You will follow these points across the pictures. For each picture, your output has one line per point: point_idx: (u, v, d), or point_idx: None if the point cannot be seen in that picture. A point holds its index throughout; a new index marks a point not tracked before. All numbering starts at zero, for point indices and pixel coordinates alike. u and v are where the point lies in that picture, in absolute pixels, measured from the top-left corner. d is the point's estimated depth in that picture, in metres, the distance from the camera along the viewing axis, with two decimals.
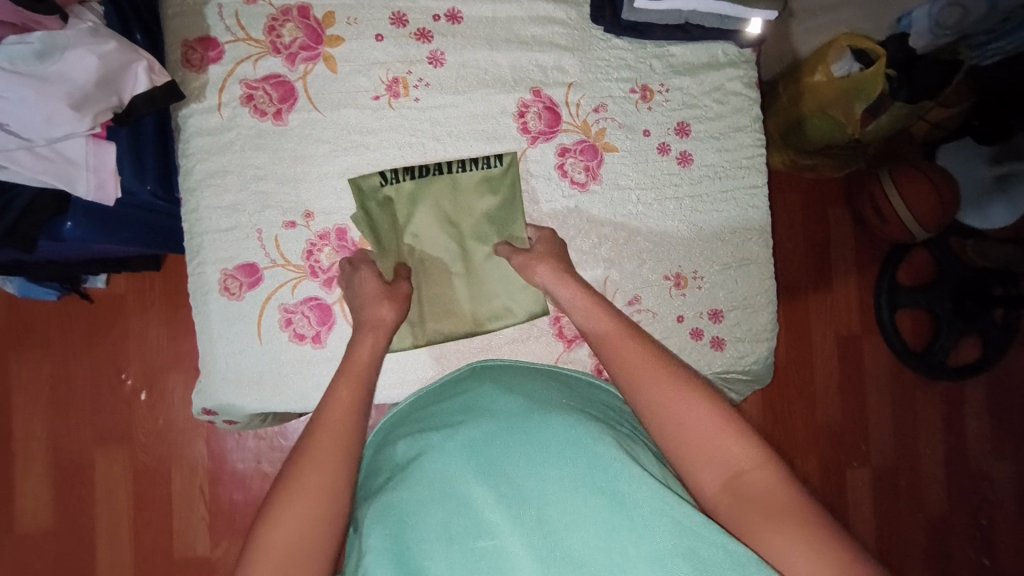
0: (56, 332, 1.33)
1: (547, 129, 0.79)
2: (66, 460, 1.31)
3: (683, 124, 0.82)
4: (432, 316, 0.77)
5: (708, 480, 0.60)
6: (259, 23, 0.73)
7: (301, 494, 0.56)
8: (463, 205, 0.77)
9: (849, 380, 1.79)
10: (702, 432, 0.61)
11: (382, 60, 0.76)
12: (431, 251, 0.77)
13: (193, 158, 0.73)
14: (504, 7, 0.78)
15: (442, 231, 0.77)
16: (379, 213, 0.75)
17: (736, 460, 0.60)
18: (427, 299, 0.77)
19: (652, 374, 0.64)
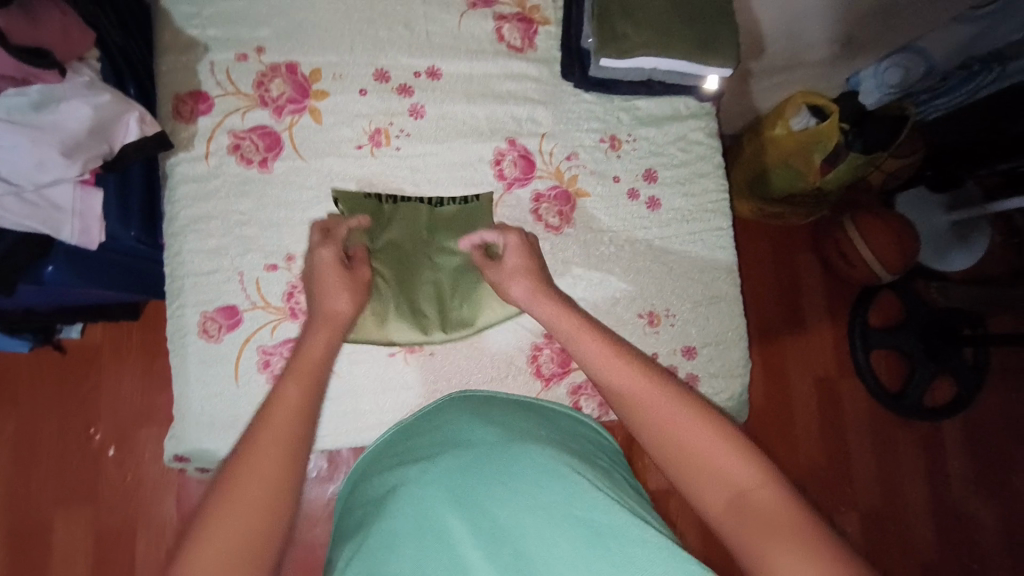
0: (26, 385, 1.30)
1: (522, 176, 0.83)
2: (24, 522, 1.25)
3: (650, 171, 0.87)
4: (408, 326, 0.80)
5: (713, 499, 0.58)
6: (249, 79, 0.78)
7: (246, 491, 0.53)
8: (442, 225, 0.81)
9: (829, 422, 1.80)
10: (699, 445, 0.60)
11: (366, 113, 0.80)
12: (399, 253, 0.80)
13: (179, 204, 0.76)
14: (481, 65, 0.84)
15: (410, 233, 0.81)
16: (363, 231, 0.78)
17: (739, 478, 0.58)
18: (396, 301, 0.79)
19: (634, 386, 0.65)
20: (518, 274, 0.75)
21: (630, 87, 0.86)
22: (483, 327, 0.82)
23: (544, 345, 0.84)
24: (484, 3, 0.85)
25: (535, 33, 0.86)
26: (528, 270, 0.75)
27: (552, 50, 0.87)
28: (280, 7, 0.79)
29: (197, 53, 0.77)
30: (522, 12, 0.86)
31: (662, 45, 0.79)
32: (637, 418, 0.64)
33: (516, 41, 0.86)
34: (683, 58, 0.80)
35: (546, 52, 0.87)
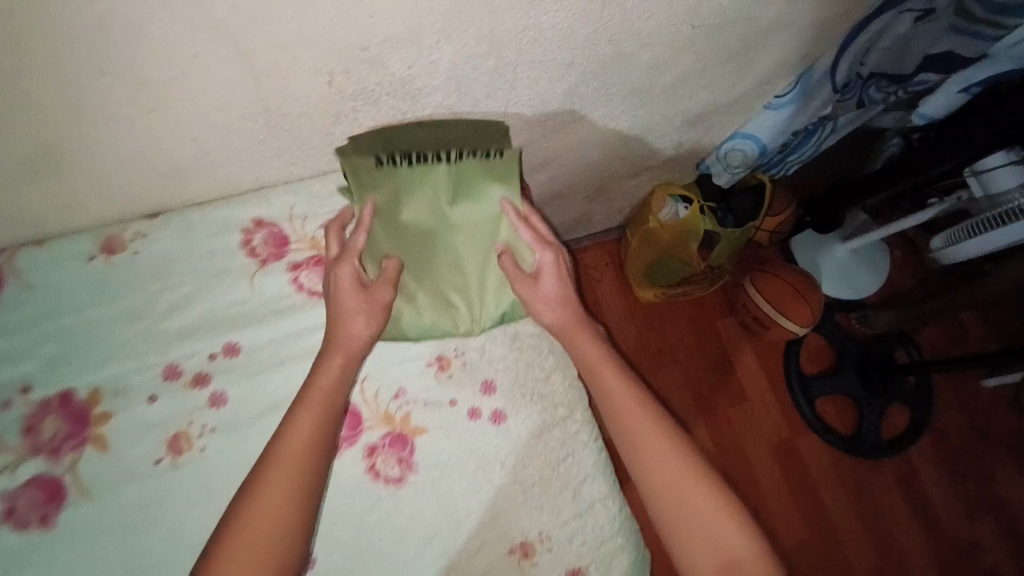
0: None
1: (348, 433, 0.76)
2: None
3: (488, 381, 0.81)
4: (427, 282, 0.78)
5: (678, 525, 0.70)
6: (14, 427, 0.71)
7: (268, 505, 0.62)
8: (452, 190, 0.75)
9: (795, 484, 1.73)
10: (698, 503, 0.69)
11: (159, 421, 0.73)
12: (420, 221, 0.76)
13: None
14: (282, 325, 0.80)
15: (430, 204, 0.75)
16: (379, 197, 0.74)
17: (732, 547, 0.67)
18: (414, 273, 0.77)
19: (646, 436, 0.72)
20: (554, 302, 0.77)
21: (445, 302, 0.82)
22: None
23: None
24: (275, 258, 0.83)
25: None
26: (568, 303, 0.78)
27: None
28: (47, 331, 0.75)
29: None
30: (318, 253, 0.84)
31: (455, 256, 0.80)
32: (654, 480, 0.71)
33: (317, 285, 0.82)
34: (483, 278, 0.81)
35: None
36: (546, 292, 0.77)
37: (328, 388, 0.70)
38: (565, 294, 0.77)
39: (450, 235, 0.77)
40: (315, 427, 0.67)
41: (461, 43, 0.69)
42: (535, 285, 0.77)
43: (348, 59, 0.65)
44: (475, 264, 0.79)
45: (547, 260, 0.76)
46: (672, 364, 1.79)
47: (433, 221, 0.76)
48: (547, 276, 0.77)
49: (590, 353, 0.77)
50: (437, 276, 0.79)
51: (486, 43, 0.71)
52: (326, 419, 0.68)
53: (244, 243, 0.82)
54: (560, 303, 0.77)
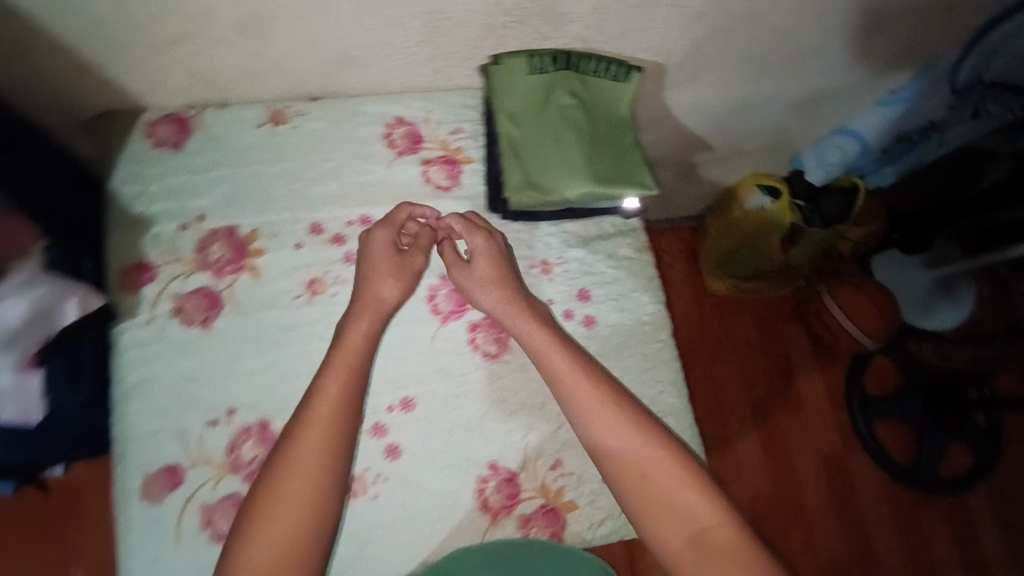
0: (7, 531, 1.27)
1: (456, 308, 0.86)
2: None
3: (585, 290, 0.90)
4: (549, 168, 0.84)
5: (672, 533, 0.68)
6: (191, 245, 0.83)
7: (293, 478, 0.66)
8: (580, 94, 0.86)
9: (838, 503, 1.69)
10: (667, 483, 0.69)
11: (302, 265, 0.85)
12: (551, 113, 0.85)
13: (127, 368, 0.79)
14: (410, 208, 0.90)
15: (560, 103, 0.85)
16: (517, 91, 0.84)
17: (701, 515, 0.68)
18: (537, 158, 0.84)
19: (597, 412, 0.72)
20: (488, 280, 0.81)
21: (552, 215, 0.90)
22: (428, 465, 0.79)
23: (490, 476, 0.80)
24: (410, 152, 0.93)
25: (459, 171, 0.93)
26: (496, 280, 0.81)
27: (477, 186, 0.93)
28: (219, 177, 0.87)
29: (143, 228, 0.83)
30: (446, 154, 0.94)
31: (569, 179, 0.84)
32: (617, 453, 0.71)
33: (443, 181, 0.92)
34: (590, 199, 0.86)
35: (471, 188, 0.93)
36: (489, 286, 0.81)
37: (356, 359, 0.74)
38: (500, 279, 0.81)
39: (573, 129, 0.85)
40: (337, 407, 0.70)
41: None
42: (467, 269, 0.82)
43: None
44: (590, 156, 0.85)
45: (475, 245, 0.82)
46: (731, 359, 1.79)
47: (558, 116, 0.85)
48: (481, 262, 0.82)
49: (528, 321, 0.79)
50: (559, 164, 0.84)
51: None
52: (348, 396, 0.71)
53: (385, 135, 0.93)
54: (491, 279, 0.81)
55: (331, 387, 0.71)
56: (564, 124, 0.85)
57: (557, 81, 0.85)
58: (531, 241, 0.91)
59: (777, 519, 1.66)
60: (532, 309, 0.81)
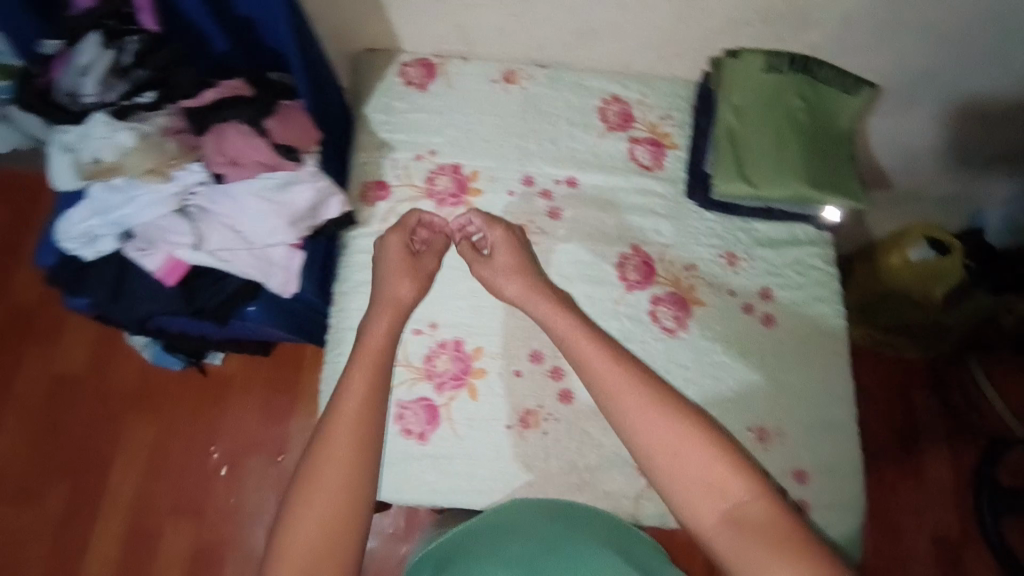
0: (169, 399, 1.46)
1: (642, 280, 0.91)
2: (138, 528, 1.37)
3: (766, 289, 0.92)
4: (764, 161, 0.85)
5: (707, 511, 0.62)
6: (421, 174, 0.94)
7: (331, 457, 0.64)
8: (808, 99, 0.87)
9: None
10: (695, 461, 0.64)
11: (512, 211, 0.93)
12: (776, 111, 0.87)
13: (351, 268, 0.90)
14: (613, 180, 0.96)
15: (787, 102, 0.87)
16: (748, 84, 0.87)
17: (735, 493, 0.62)
18: (753, 150, 0.86)
19: (632, 391, 0.68)
20: (509, 269, 0.83)
21: (749, 211, 0.93)
22: (595, 413, 0.86)
23: None
24: (620, 128, 0.98)
25: (664, 154, 0.97)
26: (518, 268, 0.83)
27: (678, 171, 0.97)
28: (450, 119, 0.96)
29: (384, 152, 0.94)
30: (654, 137, 0.98)
31: (781, 176, 0.85)
32: (649, 443, 0.65)
33: (647, 161, 0.97)
34: (796, 201, 0.87)
35: (673, 172, 0.97)
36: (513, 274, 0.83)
37: (376, 355, 0.73)
38: (518, 263, 0.83)
39: (795, 129, 0.86)
40: (362, 413, 0.67)
41: None
42: (492, 267, 0.84)
43: None
44: (807, 158, 0.86)
45: (494, 237, 0.85)
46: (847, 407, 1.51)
47: (783, 115, 0.86)
48: (501, 253, 0.85)
49: (549, 308, 0.78)
50: (774, 159, 0.85)
51: None
52: (374, 390, 0.70)
53: (600, 108, 0.98)
54: (512, 269, 0.83)
55: (357, 378, 0.70)
56: (787, 123, 0.86)
57: (789, 83, 0.87)
58: (721, 233, 0.94)
59: None
60: (553, 296, 0.80)
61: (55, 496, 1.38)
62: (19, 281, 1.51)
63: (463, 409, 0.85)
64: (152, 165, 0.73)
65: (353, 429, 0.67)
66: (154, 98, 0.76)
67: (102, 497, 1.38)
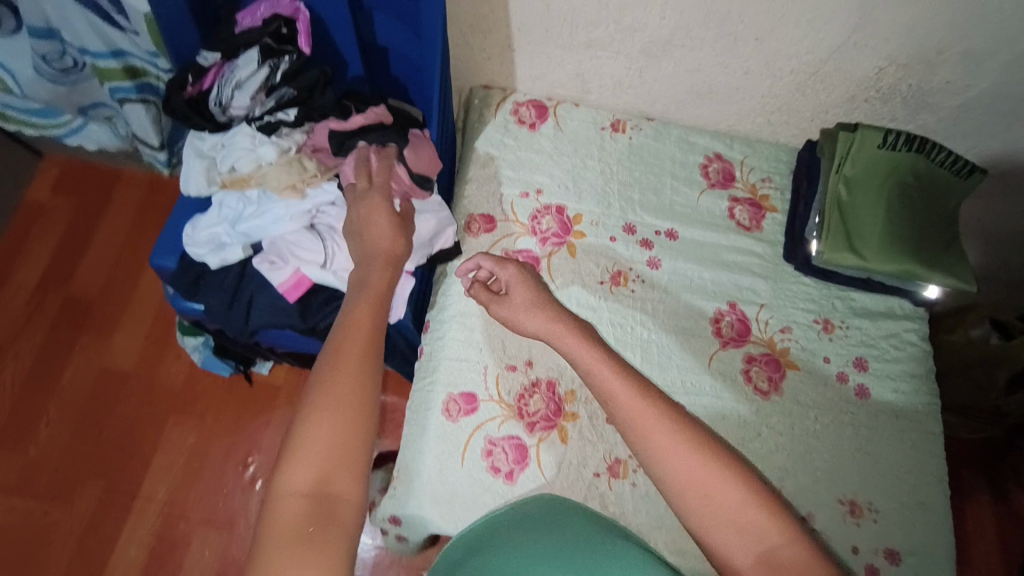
0: (212, 403, 1.44)
1: (737, 337, 0.91)
2: (165, 536, 1.32)
3: (861, 360, 0.90)
4: (869, 236, 0.89)
5: (739, 551, 0.54)
6: (527, 212, 0.96)
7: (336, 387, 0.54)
8: (917, 181, 0.90)
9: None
10: (726, 498, 0.56)
11: (612, 256, 0.94)
12: (884, 189, 0.90)
13: (450, 298, 0.90)
14: (712, 236, 0.97)
15: (897, 182, 0.90)
16: (861, 159, 0.90)
17: (768, 536, 0.54)
18: (858, 225, 0.89)
19: (644, 414, 0.61)
20: (529, 305, 0.77)
21: (848, 280, 0.94)
22: None
23: None
24: (721, 186, 1.01)
25: (763, 215, 0.99)
26: (539, 302, 0.76)
27: (776, 233, 0.98)
28: (559, 161, 1.00)
29: (494, 187, 0.97)
30: (753, 198, 1.00)
31: (887, 252, 0.88)
32: (677, 474, 0.58)
33: (746, 221, 0.99)
34: (899, 278, 0.89)
35: (771, 234, 0.98)
36: (530, 309, 0.76)
37: (381, 292, 0.64)
38: (536, 295, 0.77)
39: (902, 208, 0.90)
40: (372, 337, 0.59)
41: (991, 83, 0.88)
42: (505, 300, 0.79)
43: (921, 54, 0.86)
44: (912, 237, 0.89)
45: (508, 276, 0.80)
46: None
47: (891, 194, 0.90)
48: (518, 291, 0.79)
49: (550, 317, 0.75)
50: (879, 235, 0.89)
51: (1012, 86, 0.88)
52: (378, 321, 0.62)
53: (703, 165, 1.02)
54: (532, 304, 0.77)
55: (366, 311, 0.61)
56: (894, 202, 0.90)
57: (902, 163, 0.90)
58: (815, 298, 0.94)
59: None
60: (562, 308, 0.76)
61: (85, 496, 1.34)
62: (77, 270, 1.51)
63: (552, 451, 0.83)
64: (292, 182, 0.75)
65: (367, 343, 0.59)
66: (297, 114, 0.79)
67: (133, 499, 1.35)
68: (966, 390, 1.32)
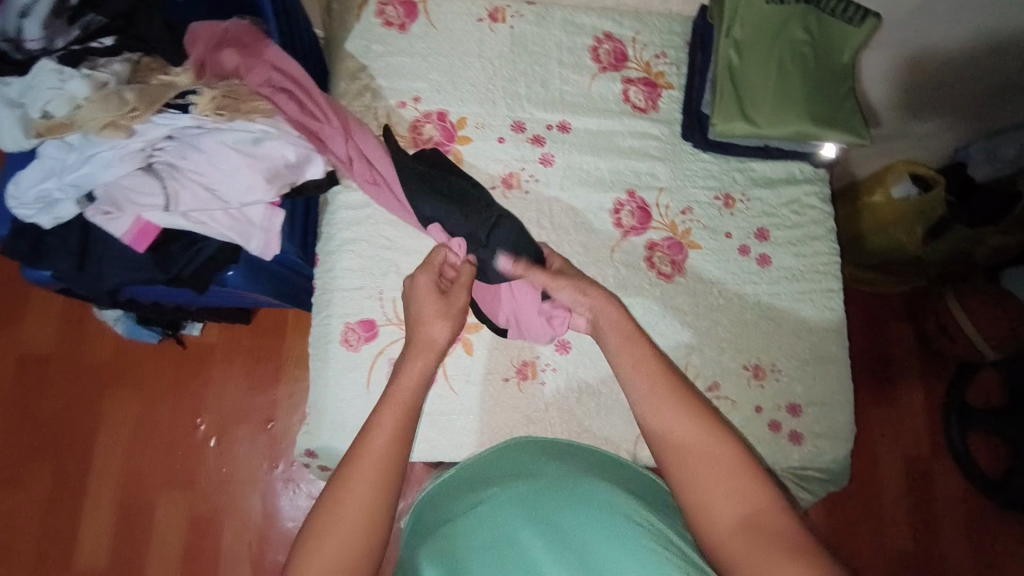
0: (148, 372, 1.39)
1: (638, 225, 0.88)
2: (126, 504, 1.32)
3: (762, 230, 0.90)
4: (760, 101, 0.85)
5: (722, 518, 0.56)
6: (406, 123, 0.88)
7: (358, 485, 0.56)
8: (808, 34, 0.86)
9: (926, 543, 1.38)
10: (719, 468, 0.58)
11: (502, 158, 0.89)
12: (775, 46, 0.85)
13: (334, 227, 0.85)
14: (607, 123, 0.92)
15: (788, 37, 0.85)
16: (749, 15, 0.84)
17: (754, 500, 0.57)
18: (749, 89, 0.85)
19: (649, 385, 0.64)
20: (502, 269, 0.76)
21: (746, 151, 0.91)
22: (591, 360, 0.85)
23: None
24: (613, 69, 0.94)
25: (658, 94, 0.94)
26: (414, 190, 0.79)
27: (673, 112, 0.94)
28: (435, 63, 0.91)
29: (366, 100, 0.89)
30: (648, 76, 0.94)
31: (778, 114, 0.84)
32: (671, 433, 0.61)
33: (641, 102, 0.93)
34: (795, 140, 0.86)
35: (667, 113, 0.94)
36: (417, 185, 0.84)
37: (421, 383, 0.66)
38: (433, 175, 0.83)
39: (794, 66, 0.85)
40: (390, 456, 0.58)
41: None
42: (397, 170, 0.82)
43: None
44: (804, 94, 0.85)
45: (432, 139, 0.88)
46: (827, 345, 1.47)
47: (782, 51, 0.85)
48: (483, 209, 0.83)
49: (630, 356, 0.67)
50: (770, 98, 0.85)
51: None
52: (404, 437, 0.60)
53: (592, 48, 0.95)
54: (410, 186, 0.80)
55: (387, 420, 0.61)
56: (786, 60, 0.85)
57: (791, 15, 0.85)
58: (715, 173, 0.92)
59: (844, 526, 1.37)
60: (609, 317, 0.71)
61: (37, 478, 1.32)
62: None
63: (458, 365, 0.83)
64: (111, 118, 0.67)
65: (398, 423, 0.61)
66: (115, 43, 0.72)
67: (88, 475, 1.33)
68: (885, 246, 1.35)
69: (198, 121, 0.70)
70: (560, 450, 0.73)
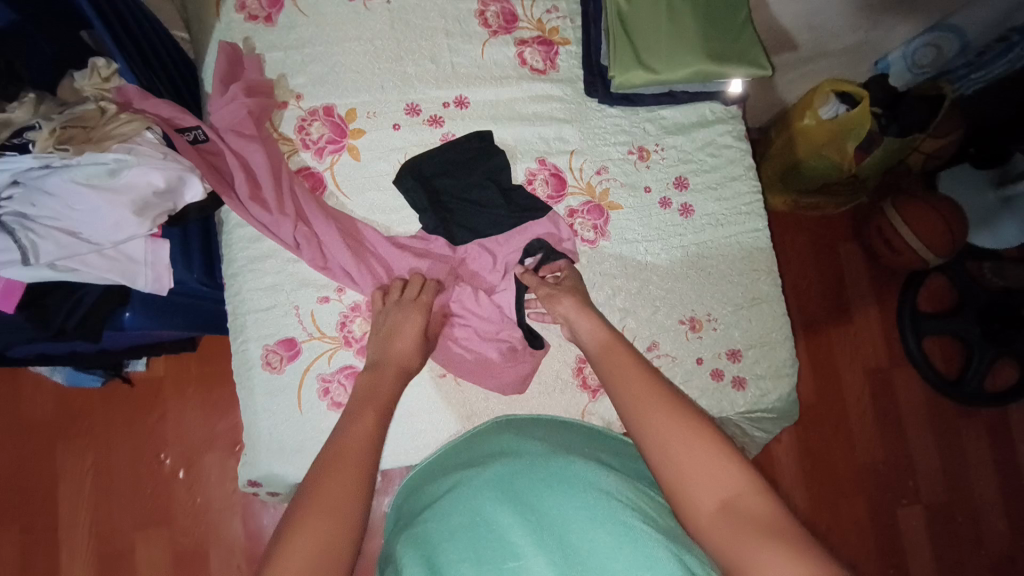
0: (100, 419, 1.23)
1: (554, 194, 0.85)
2: (105, 555, 1.19)
3: (681, 178, 0.87)
4: (653, 48, 0.82)
5: (703, 503, 0.51)
6: (291, 124, 0.82)
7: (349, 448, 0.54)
8: None
9: (895, 448, 1.39)
10: (699, 452, 0.54)
11: (401, 146, 0.84)
12: None
13: (234, 247, 0.79)
14: (506, 90, 0.87)
15: None
16: None
17: (737, 483, 0.52)
18: (641, 37, 0.83)
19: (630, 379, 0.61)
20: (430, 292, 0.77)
21: (652, 99, 0.87)
22: None
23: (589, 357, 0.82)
24: (505, 31, 0.89)
25: (555, 52, 0.89)
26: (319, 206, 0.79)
27: (574, 69, 0.89)
28: (312, 54, 0.84)
29: None
30: (542, 35, 0.89)
31: (674, 58, 0.82)
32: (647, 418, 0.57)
33: (538, 64, 0.89)
34: (698, 81, 0.84)
35: (568, 71, 0.89)
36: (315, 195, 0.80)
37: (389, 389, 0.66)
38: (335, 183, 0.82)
39: (683, 7, 0.83)
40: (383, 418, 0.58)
41: None
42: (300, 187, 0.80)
43: None
44: (698, 33, 0.83)
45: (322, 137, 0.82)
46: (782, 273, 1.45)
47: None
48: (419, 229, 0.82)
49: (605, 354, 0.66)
50: (663, 43, 0.82)
51: None
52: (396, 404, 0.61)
53: (479, 12, 0.89)
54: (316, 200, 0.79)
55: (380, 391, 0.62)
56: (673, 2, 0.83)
57: None
58: (625, 126, 0.88)
59: (819, 448, 1.37)
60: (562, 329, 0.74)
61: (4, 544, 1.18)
62: None
63: None
64: None
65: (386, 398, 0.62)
66: None
67: (54, 535, 1.19)
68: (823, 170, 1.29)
69: (42, 161, 0.64)
70: (546, 425, 0.70)
